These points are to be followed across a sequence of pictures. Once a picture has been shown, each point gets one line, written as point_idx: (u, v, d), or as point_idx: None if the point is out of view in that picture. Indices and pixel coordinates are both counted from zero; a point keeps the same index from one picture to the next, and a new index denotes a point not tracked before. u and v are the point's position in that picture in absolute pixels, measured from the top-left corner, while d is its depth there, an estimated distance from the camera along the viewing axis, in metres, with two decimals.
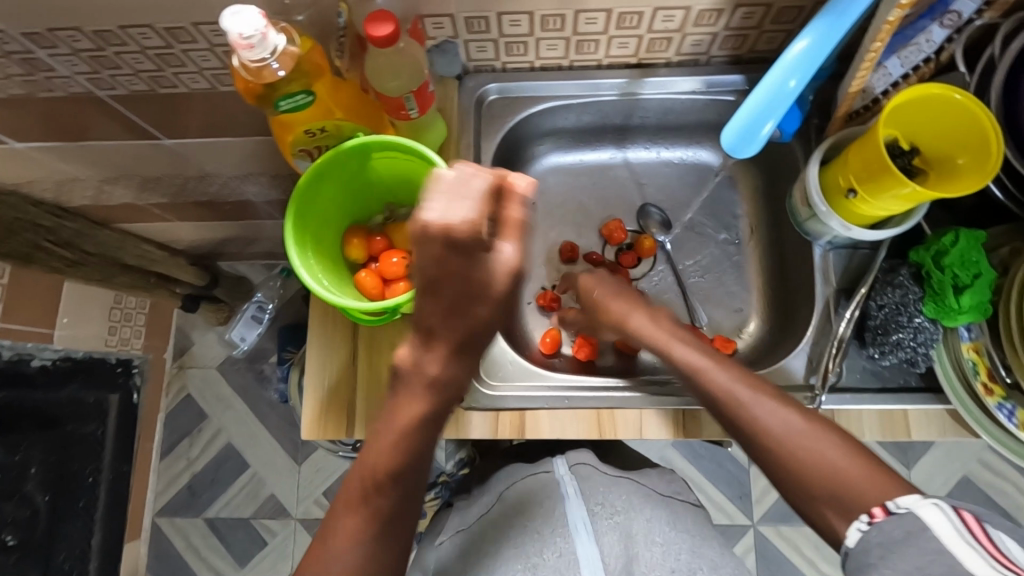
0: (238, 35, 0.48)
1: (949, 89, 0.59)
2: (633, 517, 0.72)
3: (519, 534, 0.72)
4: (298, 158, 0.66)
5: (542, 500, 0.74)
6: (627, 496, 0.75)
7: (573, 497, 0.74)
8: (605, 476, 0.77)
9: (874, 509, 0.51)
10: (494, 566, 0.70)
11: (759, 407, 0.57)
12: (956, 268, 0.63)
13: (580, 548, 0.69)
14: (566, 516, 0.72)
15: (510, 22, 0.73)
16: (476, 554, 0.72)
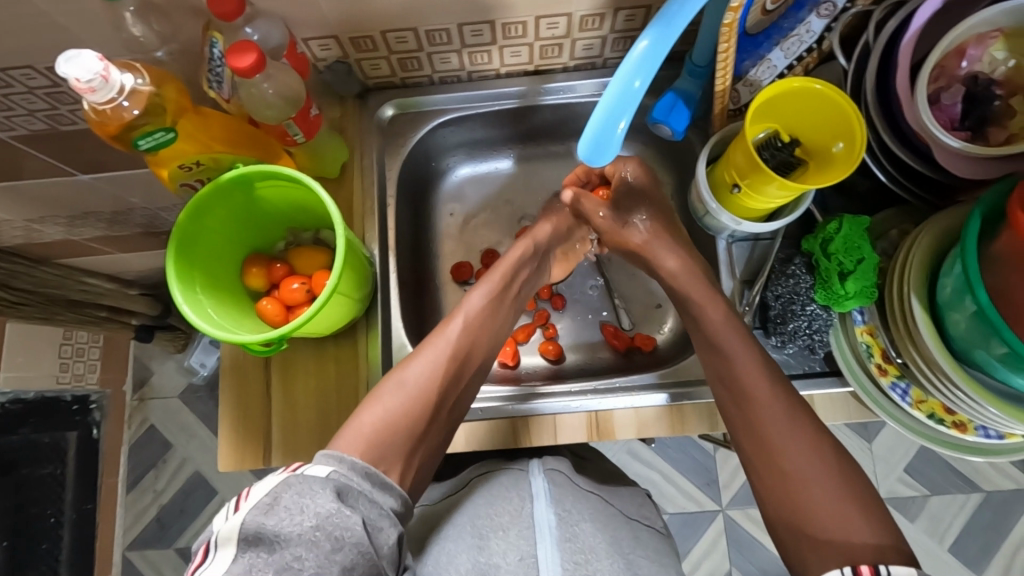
0: (76, 80, 0.48)
1: (810, 81, 0.60)
2: (597, 533, 0.66)
3: (484, 526, 0.67)
4: (183, 191, 0.66)
5: (512, 496, 0.69)
6: (594, 512, 0.70)
7: (543, 497, 0.68)
8: (577, 486, 0.73)
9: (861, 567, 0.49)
10: (452, 552, 0.65)
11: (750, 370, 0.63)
12: (840, 254, 0.64)
13: (540, 551, 0.63)
14: (533, 516, 0.66)
15: (396, 39, 0.73)
16: (438, 538, 0.68)
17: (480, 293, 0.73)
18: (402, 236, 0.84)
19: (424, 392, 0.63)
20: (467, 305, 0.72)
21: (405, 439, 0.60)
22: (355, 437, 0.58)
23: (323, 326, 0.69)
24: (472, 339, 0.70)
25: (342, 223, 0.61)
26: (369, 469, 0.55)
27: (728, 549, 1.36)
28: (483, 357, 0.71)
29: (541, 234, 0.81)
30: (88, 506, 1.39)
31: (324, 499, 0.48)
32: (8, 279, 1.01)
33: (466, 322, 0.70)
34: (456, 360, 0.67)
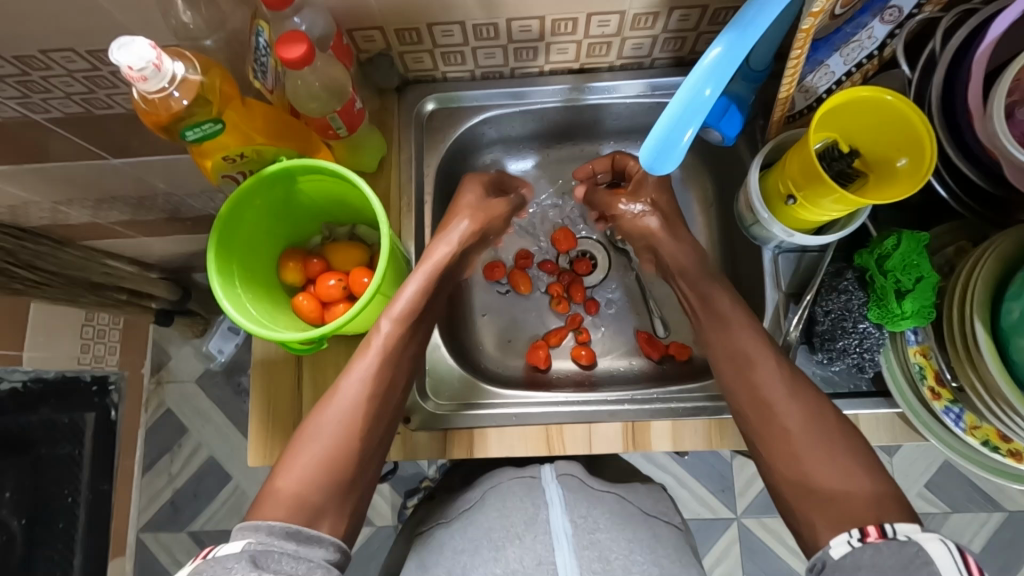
0: (128, 68, 0.47)
1: (880, 91, 0.58)
2: (614, 537, 0.65)
3: (499, 537, 0.65)
4: (224, 183, 0.65)
5: (526, 505, 0.68)
6: (610, 513, 0.69)
7: (557, 505, 0.67)
8: (590, 488, 0.72)
9: (868, 530, 0.51)
10: (468, 565, 0.64)
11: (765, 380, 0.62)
12: (898, 272, 0.62)
13: (560, 558, 0.61)
14: (549, 523, 0.65)
15: (443, 33, 0.71)
16: (450, 551, 0.67)
17: (395, 315, 0.65)
18: (435, 233, 0.83)
19: (339, 445, 0.59)
20: (382, 331, 0.65)
21: (328, 495, 0.57)
22: (274, 502, 0.56)
23: (359, 326, 0.68)
24: (389, 372, 0.64)
25: (387, 223, 0.59)
26: (291, 528, 0.54)
27: (741, 557, 1.35)
28: (403, 386, 0.65)
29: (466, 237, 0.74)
30: (104, 487, 1.36)
31: (242, 571, 0.47)
32: (34, 260, 1.01)
33: (382, 355, 0.64)
34: (371, 402, 0.62)
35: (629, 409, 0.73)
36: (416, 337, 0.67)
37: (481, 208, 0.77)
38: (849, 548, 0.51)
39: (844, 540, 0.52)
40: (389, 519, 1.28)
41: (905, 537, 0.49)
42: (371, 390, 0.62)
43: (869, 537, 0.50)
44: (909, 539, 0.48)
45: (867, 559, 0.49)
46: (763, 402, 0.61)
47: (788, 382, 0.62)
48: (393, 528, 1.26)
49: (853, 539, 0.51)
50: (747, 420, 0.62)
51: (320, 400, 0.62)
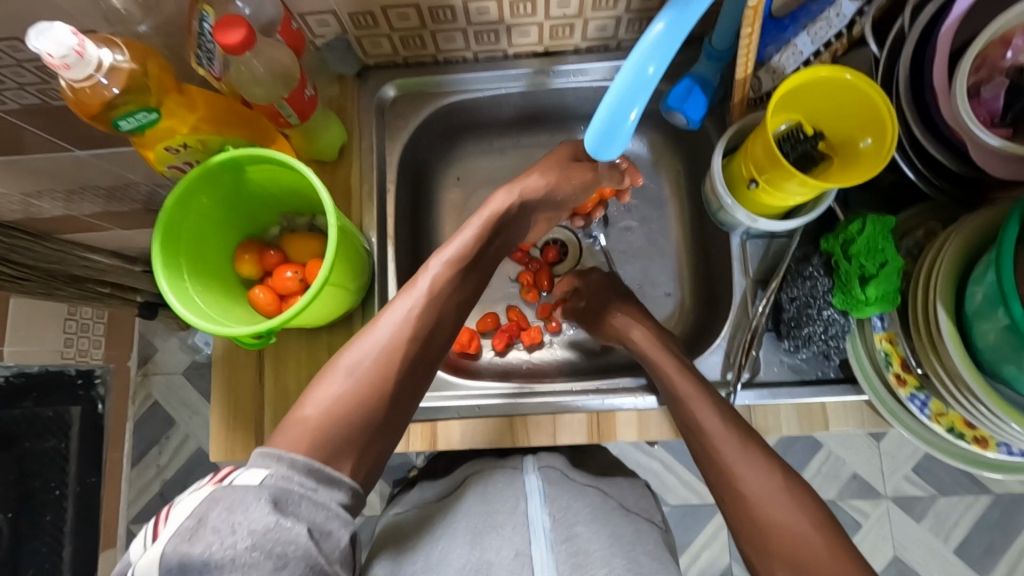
0: (50, 56, 0.45)
1: (840, 70, 0.56)
2: (592, 529, 0.65)
3: (478, 526, 0.65)
4: (172, 173, 0.63)
5: (506, 496, 0.67)
6: (592, 508, 0.68)
7: (537, 496, 0.67)
8: (573, 482, 0.71)
9: None
10: (444, 553, 0.64)
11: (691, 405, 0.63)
12: (862, 257, 0.60)
13: (535, 548, 0.62)
14: (528, 515, 0.65)
15: (398, 15, 0.69)
16: (432, 539, 0.66)
17: (446, 259, 0.62)
18: (401, 222, 0.81)
19: (374, 378, 0.55)
20: (431, 272, 0.61)
21: (353, 428, 0.54)
22: (298, 430, 0.52)
23: (315, 318, 0.67)
24: (431, 317, 0.59)
25: (333, 211, 0.58)
26: (312, 466, 0.51)
27: (728, 541, 1.35)
28: (450, 329, 0.61)
29: (532, 191, 0.68)
30: (92, 480, 1.37)
31: (260, 511, 0.45)
32: (8, 255, 1.00)
33: (429, 298, 0.60)
34: (417, 342, 0.58)
35: (594, 400, 0.72)
36: (472, 281, 0.63)
37: (562, 168, 0.70)
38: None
39: None
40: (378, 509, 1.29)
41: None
42: (420, 321, 0.58)
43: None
44: None
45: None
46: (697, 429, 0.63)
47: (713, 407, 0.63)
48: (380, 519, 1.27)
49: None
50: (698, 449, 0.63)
51: (362, 329, 0.58)
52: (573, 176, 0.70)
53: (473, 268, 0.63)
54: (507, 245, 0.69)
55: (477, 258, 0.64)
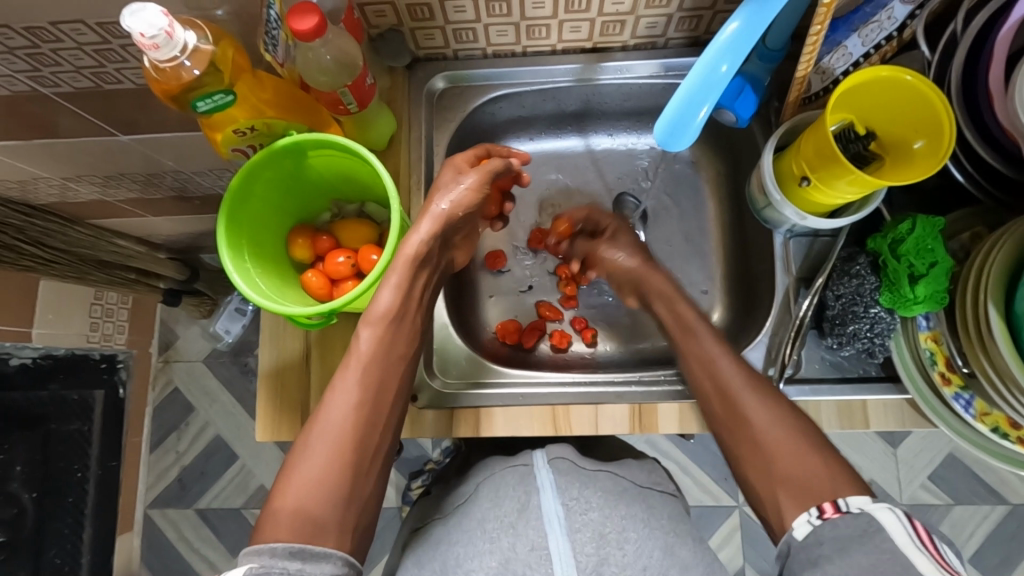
0: (140, 35, 0.46)
1: (900, 71, 0.57)
2: (608, 515, 0.66)
3: (494, 527, 0.65)
4: (235, 156, 0.64)
5: (518, 492, 0.68)
6: (604, 492, 0.69)
7: (549, 488, 0.68)
8: (583, 470, 0.72)
9: (824, 506, 0.50)
10: (462, 557, 0.64)
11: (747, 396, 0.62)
12: (912, 257, 0.61)
13: (552, 543, 0.62)
14: (540, 508, 0.66)
15: (454, 8, 0.71)
16: (446, 543, 0.67)
17: (378, 313, 0.61)
18: None
19: (337, 457, 0.54)
20: (363, 336, 0.60)
21: (330, 511, 0.52)
22: (274, 525, 0.50)
23: (367, 303, 0.69)
24: (378, 375, 0.59)
25: (395, 199, 0.59)
26: (294, 547, 0.49)
27: (742, 544, 1.36)
28: (398, 383, 0.60)
29: (441, 220, 0.65)
30: (112, 464, 1.37)
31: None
32: (42, 237, 1.05)
33: (364, 361, 0.59)
34: (368, 407, 0.57)
35: (635, 391, 0.74)
36: (403, 330, 0.62)
37: (455, 186, 0.68)
38: (811, 528, 0.50)
39: (805, 518, 0.50)
40: (396, 501, 1.30)
41: (858, 512, 0.48)
42: (367, 387, 0.58)
43: (826, 514, 0.49)
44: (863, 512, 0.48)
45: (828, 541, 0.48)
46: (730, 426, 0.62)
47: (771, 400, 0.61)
48: (397, 510, 1.28)
49: (813, 517, 0.50)
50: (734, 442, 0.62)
51: (308, 421, 0.56)
52: (465, 182, 0.69)
53: (411, 313, 0.63)
54: (433, 279, 0.68)
55: (412, 301, 0.63)
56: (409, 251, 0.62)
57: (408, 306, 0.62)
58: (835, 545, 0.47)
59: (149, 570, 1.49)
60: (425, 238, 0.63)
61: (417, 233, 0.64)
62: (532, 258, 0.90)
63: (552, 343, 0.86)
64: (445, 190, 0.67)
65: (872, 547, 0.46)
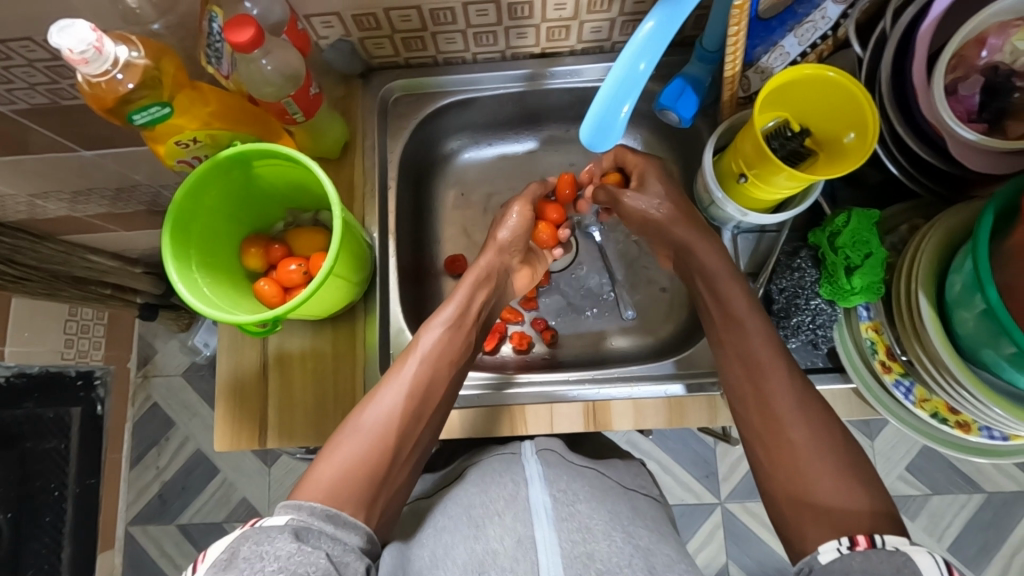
0: (69, 51, 0.47)
1: (823, 68, 0.58)
2: (594, 507, 0.66)
3: (479, 514, 0.65)
4: (181, 169, 0.65)
5: (506, 481, 0.68)
6: (591, 487, 0.69)
7: (537, 480, 0.68)
8: (570, 463, 0.73)
9: (857, 538, 0.50)
10: (449, 544, 0.64)
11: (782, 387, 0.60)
12: (847, 248, 0.63)
13: (538, 531, 0.62)
14: (528, 500, 0.65)
15: (399, 17, 0.72)
16: (433, 529, 0.67)
17: (439, 322, 0.68)
18: (402, 220, 0.83)
19: (381, 437, 0.60)
20: (424, 337, 0.67)
21: (361, 483, 0.58)
22: (312, 486, 0.57)
23: (318, 309, 0.69)
24: (429, 375, 0.65)
25: (338, 205, 0.60)
26: (331, 510, 0.55)
27: (725, 541, 1.36)
28: (444, 389, 0.66)
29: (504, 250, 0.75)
30: (90, 481, 1.38)
31: (284, 542, 0.49)
32: (11, 255, 1.03)
33: (422, 358, 0.65)
34: (411, 403, 0.63)
35: (591, 389, 0.75)
36: (459, 341, 0.68)
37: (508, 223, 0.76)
38: (838, 555, 0.50)
39: (833, 546, 0.51)
40: None
41: (893, 548, 0.48)
42: (421, 381, 0.64)
43: (858, 545, 0.50)
44: (898, 549, 0.47)
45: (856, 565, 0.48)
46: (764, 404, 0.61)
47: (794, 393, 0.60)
48: None
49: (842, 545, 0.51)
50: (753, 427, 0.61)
51: (363, 402, 0.63)
52: (520, 216, 0.77)
53: (466, 327, 0.70)
54: (494, 304, 0.76)
55: (471, 315, 0.70)
56: (472, 276, 0.72)
57: (462, 319, 0.69)
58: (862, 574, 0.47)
59: None
60: (485, 267, 0.73)
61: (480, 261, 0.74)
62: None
63: (514, 346, 0.87)
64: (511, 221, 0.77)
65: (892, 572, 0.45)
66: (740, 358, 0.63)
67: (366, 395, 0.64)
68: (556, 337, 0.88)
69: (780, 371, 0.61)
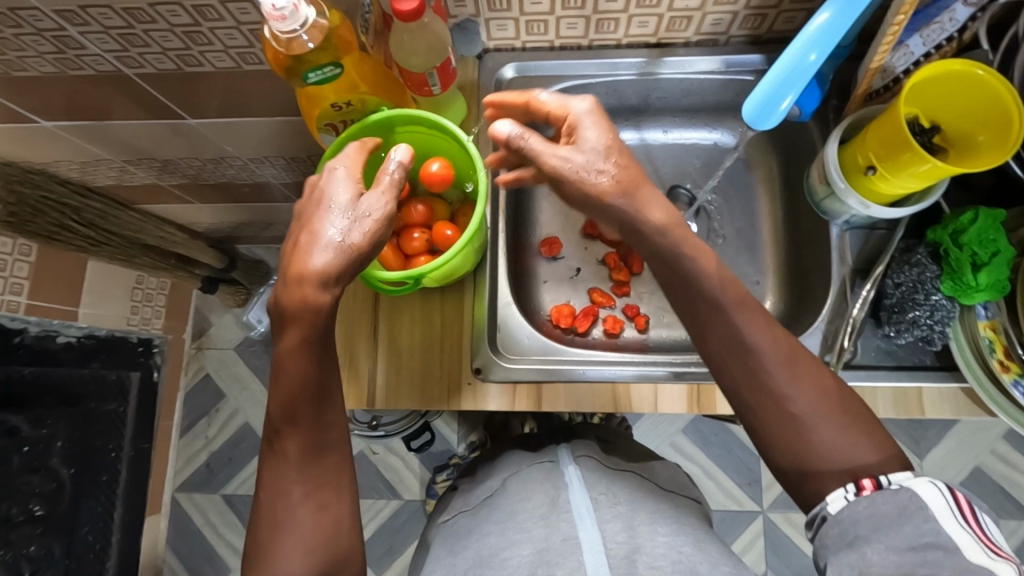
0: (271, 7, 0.50)
1: (971, 65, 0.60)
2: (636, 509, 0.69)
3: (524, 518, 0.68)
4: (324, 132, 0.67)
5: (546, 488, 0.72)
6: (630, 491, 0.72)
7: (577, 486, 0.71)
8: (608, 469, 0.76)
9: (862, 482, 0.50)
10: (496, 547, 0.66)
11: (750, 323, 0.54)
12: (974, 245, 0.64)
13: (582, 533, 0.64)
14: (570, 502, 0.69)
15: (531, 1, 0.74)
16: (477, 534, 0.69)
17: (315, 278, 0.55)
18: (507, 200, 0.86)
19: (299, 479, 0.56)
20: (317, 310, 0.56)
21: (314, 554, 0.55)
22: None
23: (441, 278, 0.72)
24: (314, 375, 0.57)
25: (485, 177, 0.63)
26: None
27: (765, 550, 1.36)
28: (321, 380, 0.57)
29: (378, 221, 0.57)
30: (144, 446, 1.36)
31: None
32: (97, 219, 1.13)
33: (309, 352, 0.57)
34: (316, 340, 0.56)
35: (693, 372, 0.76)
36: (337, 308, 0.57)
37: (354, 207, 0.57)
38: (845, 503, 0.50)
39: (840, 494, 0.50)
40: (421, 494, 1.32)
41: (897, 487, 0.48)
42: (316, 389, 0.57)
43: (863, 489, 0.49)
44: (903, 488, 0.48)
45: (863, 512, 0.48)
46: (745, 354, 0.54)
47: (767, 331, 0.54)
48: (421, 502, 1.32)
49: (848, 492, 0.50)
50: (733, 378, 0.55)
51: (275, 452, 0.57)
52: (368, 201, 0.57)
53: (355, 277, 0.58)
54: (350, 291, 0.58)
55: (376, 254, 0.58)
56: (379, 210, 0.57)
57: (349, 270, 0.56)
58: (871, 523, 0.48)
59: (174, 554, 1.50)
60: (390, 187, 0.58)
61: (329, 219, 0.56)
62: (577, 247, 0.93)
63: (606, 329, 0.88)
64: (334, 175, 0.58)
65: (913, 527, 0.46)
66: (687, 291, 0.57)
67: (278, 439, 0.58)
68: (648, 324, 0.90)
69: (750, 314, 0.55)
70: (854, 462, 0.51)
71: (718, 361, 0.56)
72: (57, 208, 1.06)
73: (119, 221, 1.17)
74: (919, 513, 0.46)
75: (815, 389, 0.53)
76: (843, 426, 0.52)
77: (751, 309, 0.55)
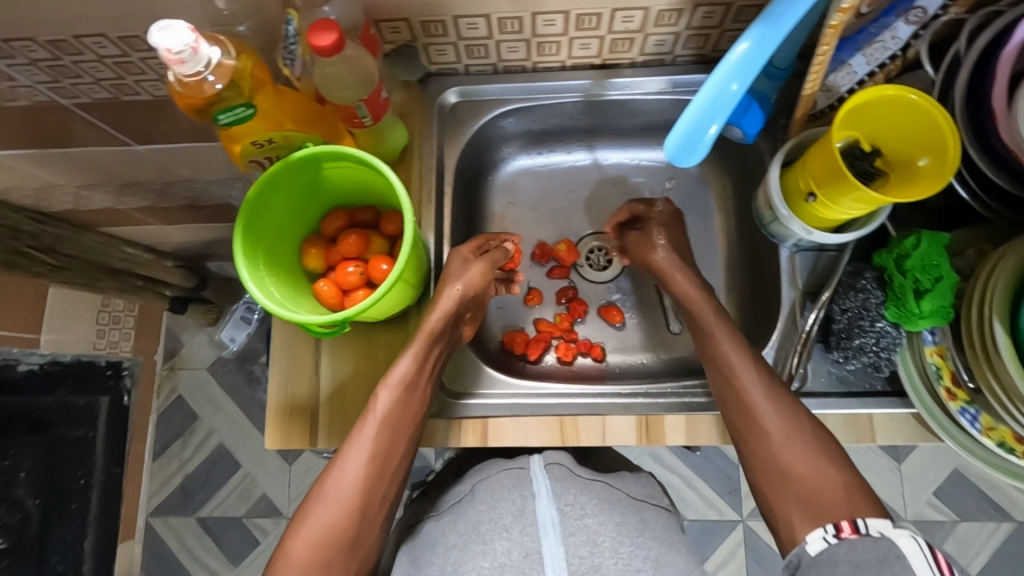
0: (167, 50, 0.48)
1: (905, 90, 0.58)
2: (602, 522, 0.64)
3: (487, 529, 0.63)
4: (251, 169, 0.66)
5: (513, 496, 0.65)
6: (600, 501, 0.66)
7: (545, 494, 0.65)
8: (579, 477, 0.69)
9: (841, 525, 0.56)
10: (458, 560, 0.62)
11: (749, 385, 0.64)
12: (917, 271, 0.62)
13: (546, 548, 0.61)
14: (536, 514, 0.63)
15: (467, 25, 0.72)
16: (442, 545, 0.65)
17: (394, 384, 0.65)
18: (456, 224, 0.84)
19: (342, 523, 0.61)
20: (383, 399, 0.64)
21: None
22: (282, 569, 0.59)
23: (379, 313, 0.70)
24: (388, 440, 0.64)
25: (412, 211, 0.60)
26: None
27: (747, 559, 1.33)
28: (404, 451, 0.65)
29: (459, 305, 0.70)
30: (116, 470, 1.32)
31: None
32: (53, 245, 1.04)
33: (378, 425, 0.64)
34: (406, 397, 0.65)
35: (643, 403, 0.74)
36: (415, 400, 0.66)
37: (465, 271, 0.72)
38: (825, 544, 0.56)
39: (821, 535, 0.56)
40: None
41: (877, 534, 0.53)
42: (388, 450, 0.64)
43: (843, 532, 0.55)
44: (881, 535, 0.53)
45: (843, 557, 0.54)
46: (750, 417, 0.63)
47: (768, 388, 0.64)
48: None
49: (829, 535, 0.56)
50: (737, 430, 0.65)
51: (320, 482, 0.63)
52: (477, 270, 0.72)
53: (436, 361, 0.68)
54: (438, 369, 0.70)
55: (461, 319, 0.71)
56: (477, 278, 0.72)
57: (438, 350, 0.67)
58: (850, 565, 0.52)
59: None
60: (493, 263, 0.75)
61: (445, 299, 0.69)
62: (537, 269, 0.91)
63: (558, 356, 0.87)
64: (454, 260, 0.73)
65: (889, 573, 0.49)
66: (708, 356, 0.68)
67: (322, 475, 0.64)
68: (604, 352, 0.88)
69: (747, 364, 0.65)
70: (813, 479, 0.60)
71: (731, 415, 0.65)
72: (14, 235, 0.95)
73: (82, 245, 1.09)
74: (897, 562, 0.50)
75: (802, 447, 0.61)
76: (851, 493, 0.58)
77: (740, 374, 0.65)
